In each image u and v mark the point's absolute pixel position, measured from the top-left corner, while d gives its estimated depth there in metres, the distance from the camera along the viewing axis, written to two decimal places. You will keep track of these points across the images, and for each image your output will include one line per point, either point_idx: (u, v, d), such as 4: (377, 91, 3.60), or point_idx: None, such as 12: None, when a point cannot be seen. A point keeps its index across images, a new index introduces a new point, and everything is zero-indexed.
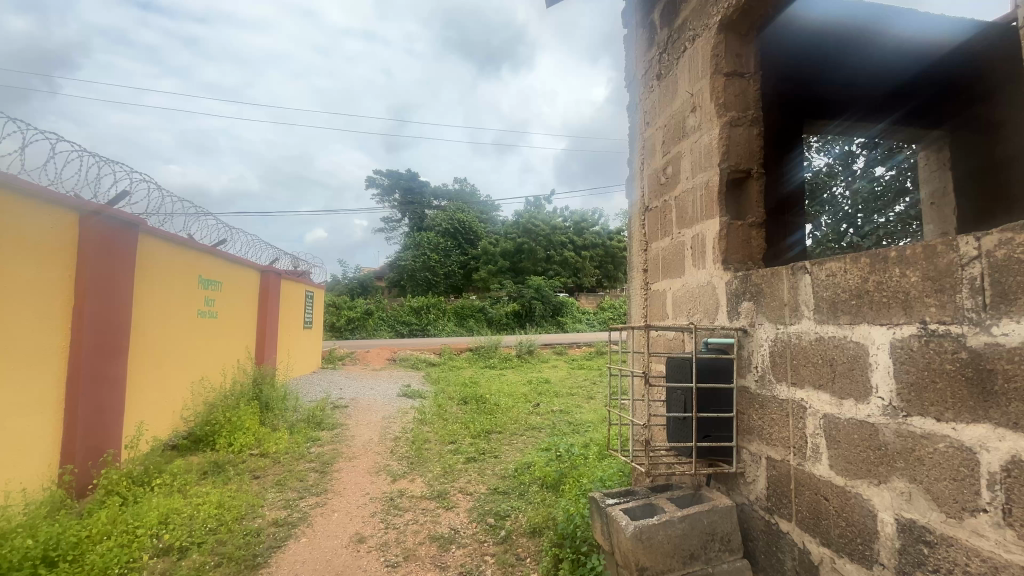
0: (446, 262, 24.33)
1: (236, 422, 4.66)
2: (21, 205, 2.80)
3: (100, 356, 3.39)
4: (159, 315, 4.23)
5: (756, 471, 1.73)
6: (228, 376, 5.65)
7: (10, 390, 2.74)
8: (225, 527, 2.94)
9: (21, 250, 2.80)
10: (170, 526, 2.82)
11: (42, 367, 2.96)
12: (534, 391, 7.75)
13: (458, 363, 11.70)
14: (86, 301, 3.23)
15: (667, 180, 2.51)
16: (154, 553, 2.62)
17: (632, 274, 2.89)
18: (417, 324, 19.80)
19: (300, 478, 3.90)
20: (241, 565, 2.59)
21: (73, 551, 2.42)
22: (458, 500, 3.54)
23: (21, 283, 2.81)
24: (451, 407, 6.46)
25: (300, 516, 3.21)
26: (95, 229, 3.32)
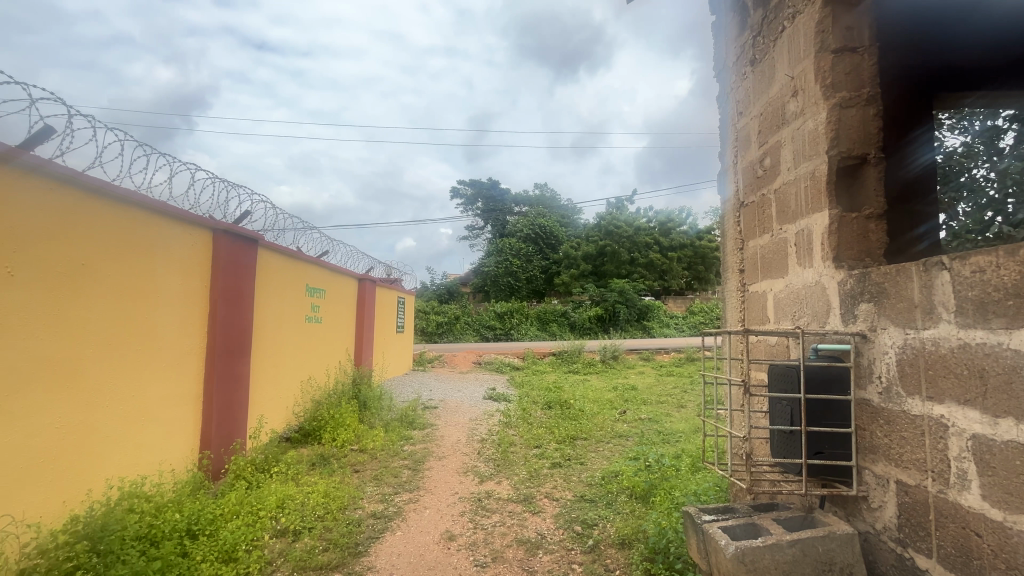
0: (528, 267, 24.58)
1: (338, 419, 5.07)
2: (170, 226, 3.28)
3: (230, 356, 3.87)
4: (275, 320, 4.73)
5: (883, 497, 1.53)
6: (332, 376, 6.16)
7: (163, 385, 3.23)
8: (331, 515, 3.20)
9: (170, 264, 3.28)
10: (286, 511, 3.13)
11: (186, 365, 3.45)
12: (621, 398, 7.55)
13: (542, 368, 11.75)
14: (218, 308, 3.71)
15: (764, 173, 2.32)
16: (273, 533, 2.92)
17: (726, 276, 2.70)
18: (501, 328, 20.23)
19: (395, 474, 4.13)
20: (345, 552, 2.79)
21: (210, 525, 2.78)
22: (544, 505, 3.53)
23: (170, 293, 3.29)
24: (536, 411, 6.48)
25: (395, 511, 3.40)
26: (225, 245, 3.80)
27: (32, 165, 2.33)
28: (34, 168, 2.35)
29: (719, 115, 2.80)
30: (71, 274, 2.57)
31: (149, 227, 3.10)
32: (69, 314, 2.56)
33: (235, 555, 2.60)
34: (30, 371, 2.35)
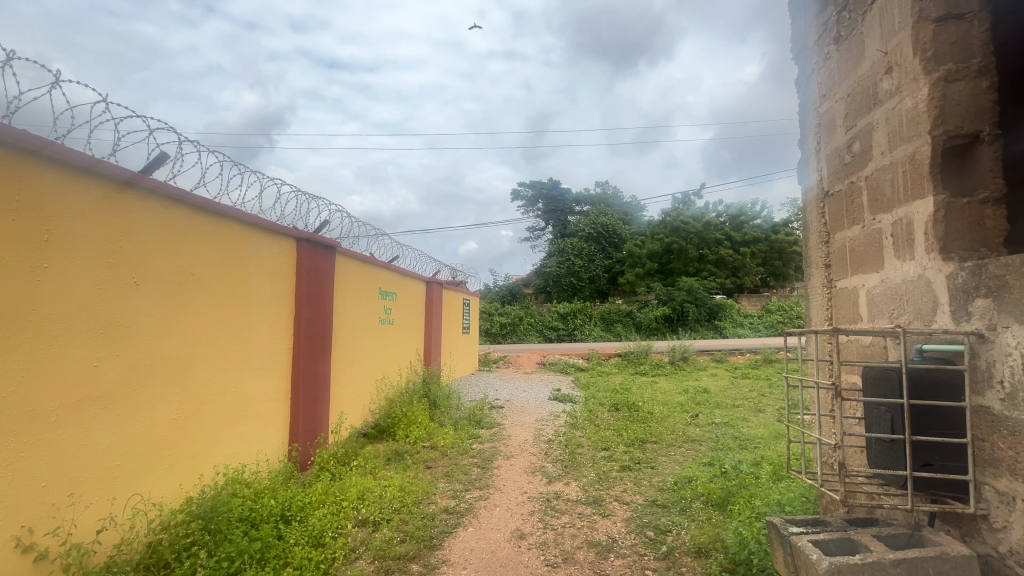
0: (591, 267, 24.26)
1: (410, 416, 5.30)
2: (261, 237, 3.60)
3: (313, 356, 4.17)
4: (352, 322, 5.03)
5: (1008, 517, 1.36)
6: (403, 376, 6.44)
7: (257, 383, 3.53)
8: (406, 508, 3.35)
9: (261, 271, 3.59)
10: (365, 502, 3.32)
11: (276, 364, 3.75)
12: (692, 401, 7.25)
13: (607, 368, 11.55)
14: (302, 311, 4.01)
15: (852, 159, 2.14)
16: (356, 523, 3.11)
17: (809, 272, 2.51)
18: (564, 329, 20.16)
19: (465, 471, 4.25)
20: (421, 544, 2.91)
21: (301, 512, 3.01)
22: (614, 508, 3.47)
23: (262, 298, 3.60)
24: (602, 413, 6.38)
25: (467, 507, 3.49)
26: (306, 252, 4.09)
27: (150, 188, 2.65)
28: (151, 190, 2.67)
29: (798, 101, 2.62)
30: (181, 283, 2.88)
31: (244, 238, 3.42)
32: (182, 318, 2.89)
33: (323, 541, 2.80)
34: (151, 368, 2.67)
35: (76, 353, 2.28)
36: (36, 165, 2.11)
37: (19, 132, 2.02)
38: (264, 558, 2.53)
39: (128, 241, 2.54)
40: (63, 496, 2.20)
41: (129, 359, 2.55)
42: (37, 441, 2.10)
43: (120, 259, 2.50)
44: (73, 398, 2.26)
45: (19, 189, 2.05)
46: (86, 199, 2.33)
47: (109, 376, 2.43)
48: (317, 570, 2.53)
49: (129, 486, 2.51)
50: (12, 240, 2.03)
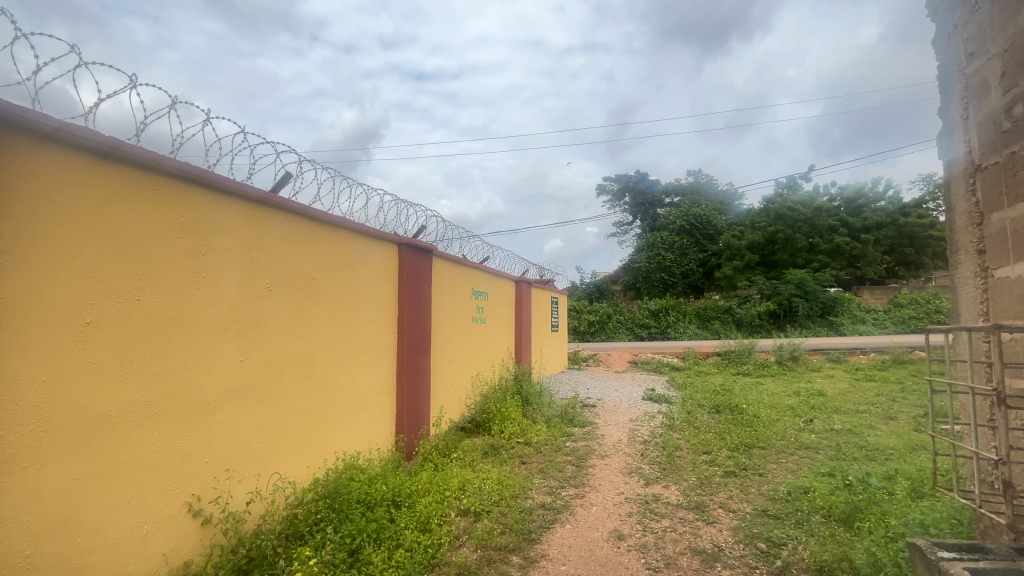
0: (684, 262, 23.08)
1: (505, 413, 5.45)
2: (368, 244, 3.92)
3: (415, 353, 4.46)
4: (448, 321, 5.29)
5: None
6: (496, 373, 6.64)
7: (367, 378, 3.85)
8: (505, 501, 3.47)
9: (369, 275, 3.91)
10: (466, 493, 3.48)
11: (383, 361, 4.06)
12: (805, 405, 6.60)
13: (705, 368, 10.90)
14: (405, 312, 4.30)
15: (1013, 126, 1.82)
16: (459, 512, 3.27)
17: (955, 260, 2.18)
18: (656, 327, 19.43)
19: (560, 468, 4.27)
20: (520, 537, 2.99)
21: (409, 498, 3.23)
22: (719, 515, 3.29)
23: (370, 300, 3.92)
24: (702, 415, 6.06)
25: (563, 504, 3.52)
26: (407, 256, 4.38)
27: (279, 204, 3.01)
28: (279, 206, 3.02)
29: (936, 63, 2.27)
30: (304, 287, 3.23)
31: (354, 246, 3.75)
32: (306, 319, 3.25)
33: (430, 526, 2.98)
34: (283, 363, 3.03)
35: (227, 349, 2.67)
36: (194, 190, 2.50)
37: (180, 164, 2.40)
38: (380, 538, 2.76)
39: (262, 252, 2.91)
40: (221, 470, 2.59)
41: (267, 355, 2.92)
42: (201, 423, 2.49)
43: (257, 268, 2.87)
44: (225, 387, 2.64)
45: (182, 211, 2.43)
46: (230, 217, 2.70)
47: (251, 370, 2.80)
48: (425, 554, 2.71)
49: (270, 466, 2.88)
50: (179, 254, 2.41)
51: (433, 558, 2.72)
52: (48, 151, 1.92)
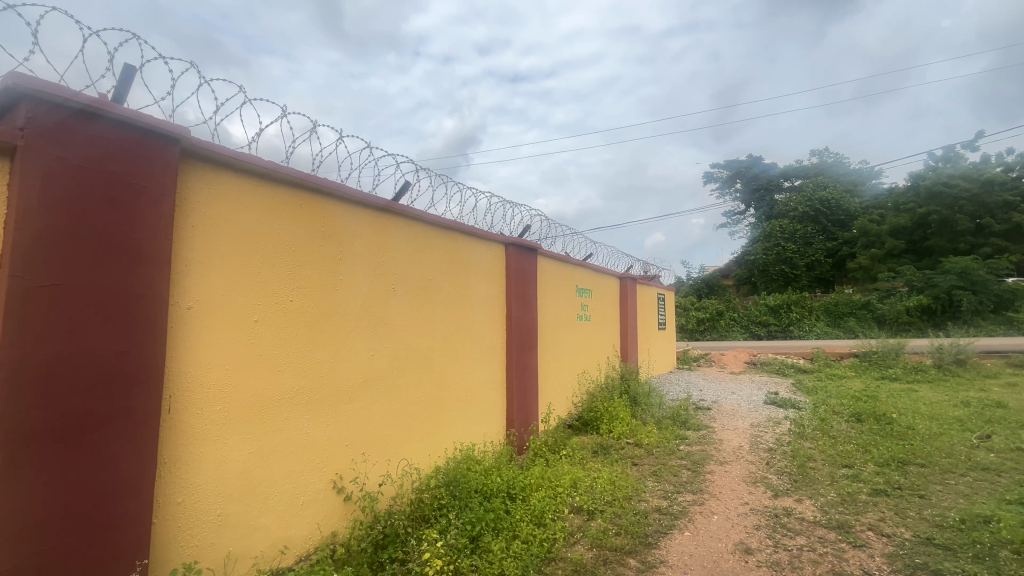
0: (809, 251, 20.69)
1: (613, 412, 5.35)
2: (478, 245, 4.09)
3: (523, 350, 4.56)
4: (554, 319, 5.32)
5: None
6: (602, 371, 6.54)
7: (480, 373, 4.03)
8: (618, 502, 3.40)
9: (479, 275, 4.08)
10: (578, 491, 3.48)
11: (494, 357, 4.22)
12: (978, 417, 5.54)
13: (839, 371, 9.67)
14: (512, 310, 4.42)
15: None
16: (572, 509, 3.28)
17: None
18: (776, 324, 17.68)
19: (674, 472, 4.08)
20: (637, 541, 2.91)
21: (523, 491, 3.32)
22: (869, 538, 2.90)
23: (481, 298, 4.08)
24: (839, 423, 5.38)
25: (680, 509, 3.36)
26: (513, 255, 4.48)
27: (400, 212, 3.27)
28: (401, 212, 3.28)
29: None
30: (423, 288, 3.47)
31: (466, 247, 3.93)
32: (425, 317, 3.48)
33: (544, 520, 3.03)
34: (407, 358, 3.29)
35: (361, 345, 2.96)
36: (332, 203, 2.81)
37: (320, 180, 2.71)
38: (498, 528, 2.87)
39: (387, 256, 3.17)
40: (358, 454, 2.88)
41: (393, 351, 3.18)
42: (342, 410, 2.80)
43: (383, 270, 3.14)
44: (360, 379, 2.94)
45: (323, 222, 2.75)
46: (360, 225, 2.99)
47: (381, 363, 3.08)
48: (541, 547, 2.76)
49: (398, 453, 3.15)
50: (322, 260, 2.73)
51: (548, 552, 2.76)
52: (224, 177, 2.28)
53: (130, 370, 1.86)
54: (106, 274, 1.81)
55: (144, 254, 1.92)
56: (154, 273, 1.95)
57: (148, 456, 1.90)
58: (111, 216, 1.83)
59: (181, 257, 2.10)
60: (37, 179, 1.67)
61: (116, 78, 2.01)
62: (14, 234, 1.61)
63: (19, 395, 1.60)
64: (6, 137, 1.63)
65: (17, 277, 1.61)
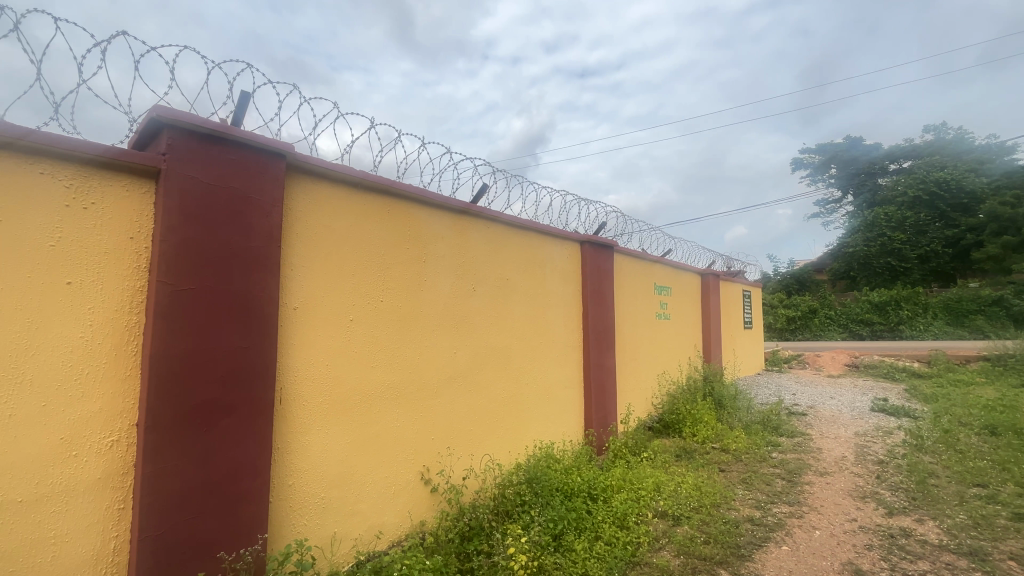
0: (923, 241, 18.39)
1: (696, 415, 5.12)
2: (554, 244, 4.09)
3: (601, 349, 4.49)
4: (631, 318, 5.18)
5: None
6: (683, 372, 6.27)
7: (557, 372, 4.03)
8: (706, 509, 3.25)
9: (555, 274, 4.08)
10: (662, 495, 3.37)
11: (571, 356, 4.20)
12: None
13: (964, 376, 8.50)
14: (589, 309, 4.37)
15: None
16: (656, 513, 3.18)
17: None
18: (882, 323, 15.91)
19: (767, 481, 3.81)
20: (728, 551, 2.76)
21: (605, 492, 3.27)
22: (1011, 570, 2.53)
23: (557, 297, 4.08)
24: (967, 436, 4.73)
25: (776, 521, 3.14)
26: (589, 253, 4.43)
27: (478, 214, 3.35)
28: (479, 214, 3.36)
29: None
30: (502, 287, 3.54)
31: (542, 246, 3.95)
32: (503, 316, 3.54)
33: (627, 523, 2.97)
34: (487, 355, 3.37)
35: (445, 343, 3.08)
36: (416, 207, 2.95)
37: (405, 186, 2.85)
38: (580, 528, 2.86)
39: (467, 257, 3.27)
40: (443, 447, 3.00)
41: (473, 349, 3.28)
42: (428, 405, 2.93)
43: (464, 271, 3.25)
44: (444, 376, 3.06)
45: (409, 226, 2.89)
46: (442, 228, 3.11)
47: (463, 361, 3.19)
48: (625, 550, 2.71)
49: (480, 448, 3.24)
50: (408, 262, 2.87)
51: (633, 556, 2.70)
52: (322, 187, 2.48)
53: (249, 365, 2.08)
54: (230, 278, 2.04)
55: (258, 260, 2.14)
56: (267, 277, 2.17)
57: (264, 441, 2.11)
58: (232, 227, 2.06)
59: (288, 262, 2.31)
60: (175, 196, 1.92)
61: (233, 104, 2.25)
62: (159, 245, 1.86)
63: (166, 384, 1.85)
64: (152, 160, 1.89)
65: (162, 282, 1.86)
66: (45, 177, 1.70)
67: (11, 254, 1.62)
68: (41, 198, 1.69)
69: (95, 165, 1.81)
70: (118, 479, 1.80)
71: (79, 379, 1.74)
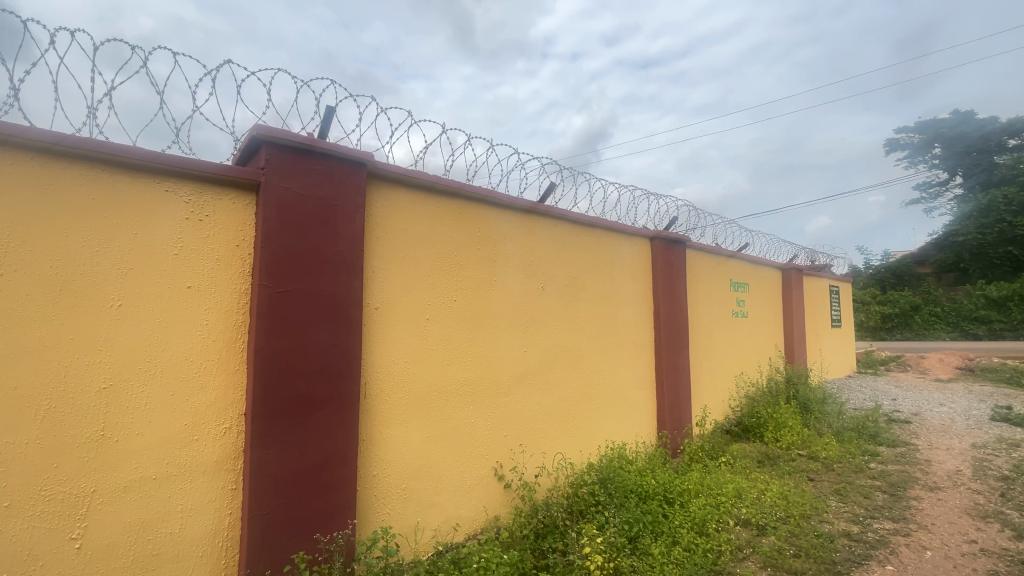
0: None
1: (779, 419, 4.80)
2: (623, 241, 4.00)
3: (673, 349, 4.34)
4: (705, 316, 4.95)
5: None
6: (763, 374, 5.90)
7: (628, 372, 3.95)
8: (794, 519, 3.04)
9: (625, 271, 4.00)
10: (745, 502, 3.20)
11: (642, 355, 4.09)
12: None
13: None
14: (660, 307, 4.24)
15: None
16: (738, 521, 3.02)
17: None
18: (1002, 321, 14.00)
19: (865, 493, 3.49)
20: (821, 566, 2.57)
21: (682, 496, 3.16)
22: None
23: (626, 295, 3.99)
24: None
25: (877, 538, 2.87)
26: (659, 249, 4.28)
27: (546, 213, 3.36)
28: (547, 213, 3.36)
29: None
30: (570, 286, 3.52)
31: (610, 243, 3.88)
32: (572, 315, 3.52)
33: (707, 530, 2.85)
34: (556, 354, 3.37)
35: (515, 341, 3.12)
36: (486, 208, 3.00)
37: (475, 188, 2.91)
38: (657, 532, 2.79)
39: (535, 256, 3.29)
40: (516, 445, 3.05)
41: (543, 348, 3.29)
42: (500, 402, 2.99)
43: (533, 270, 3.27)
44: (515, 374, 3.10)
45: (479, 227, 2.96)
46: (511, 228, 3.15)
47: (533, 359, 3.21)
48: (706, 558, 2.60)
49: (551, 446, 3.26)
50: (479, 263, 2.94)
51: (715, 564, 2.59)
52: (399, 193, 2.60)
53: (337, 361, 2.23)
54: (320, 280, 2.20)
55: (344, 263, 2.29)
56: (352, 279, 2.31)
57: (352, 433, 2.26)
58: (321, 233, 2.22)
59: (371, 265, 2.45)
60: (273, 206, 2.10)
61: (320, 119, 2.42)
62: (260, 251, 2.04)
63: (268, 378, 2.03)
64: (253, 175, 2.08)
65: (263, 286, 2.04)
66: (168, 194, 1.93)
67: (144, 262, 1.86)
68: (167, 213, 1.92)
69: (207, 181, 2.02)
70: (231, 462, 2.01)
71: (198, 372, 1.95)
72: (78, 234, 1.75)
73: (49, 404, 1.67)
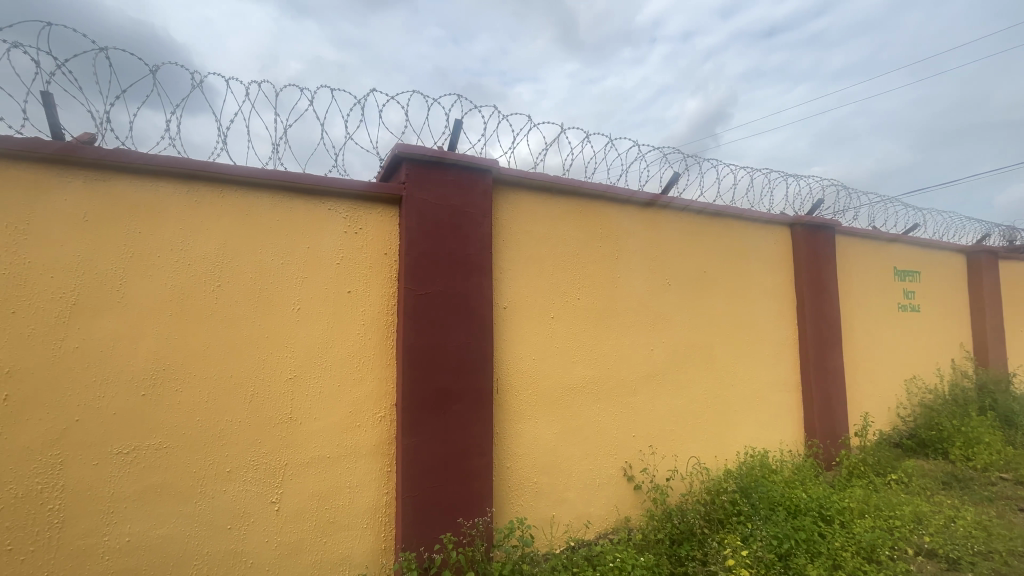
0: None
1: (970, 433, 3.99)
2: (758, 229, 3.65)
3: (823, 347, 3.85)
4: (863, 310, 4.31)
5: None
6: (944, 378, 4.95)
7: (769, 373, 3.60)
8: (999, 557, 2.50)
9: (761, 262, 3.65)
10: (928, 529, 2.72)
11: (784, 355, 3.70)
12: None
13: None
14: (805, 301, 3.79)
15: None
16: (919, 550, 2.57)
17: None
18: None
19: None
20: None
21: (842, 515, 2.79)
22: None
23: (764, 289, 3.64)
24: None
25: None
26: (801, 236, 3.83)
27: (670, 204, 3.20)
28: (671, 204, 3.21)
29: None
30: (699, 280, 3.32)
31: (743, 232, 3.57)
32: (702, 312, 3.32)
33: (877, 556, 2.48)
34: (686, 353, 3.21)
35: (641, 339, 3.03)
36: (607, 204, 2.96)
37: (595, 185, 2.89)
38: (813, 551, 2.50)
39: (660, 250, 3.16)
40: (646, 445, 2.96)
41: (671, 345, 3.15)
42: (628, 401, 2.93)
43: (658, 265, 3.15)
44: (642, 373, 3.01)
45: (600, 223, 2.93)
46: (633, 223, 3.06)
47: (661, 358, 3.09)
48: None
49: (683, 449, 3.11)
50: (601, 260, 2.92)
51: None
52: (522, 195, 2.69)
53: (472, 358, 2.38)
54: (454, 282, 2.37)
55: (475, 265, 2.43)
56: (483, 280, 2.45)
57: (487, 425, 2.39)
58: (455, 238, 2.39)
59: (499, 266, 2.57)
60: (414, 216, 2.31)
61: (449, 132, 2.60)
62: (405, 258, 2.27)
63: (415, 372, 2.24)
64: (396, 190, 2.31)
65: (408, 288, 2.26)
66: (331, 212, 2.24)
67: (315, 272, 2.18)
68: (330, 229, 2.22)
69: (360, 198, 2.30)
70: (386, 447, 2.26)
71: (358, 366, 2.23)
72: (268, 250, 2.11)
73: (254, 390, 2.04)
